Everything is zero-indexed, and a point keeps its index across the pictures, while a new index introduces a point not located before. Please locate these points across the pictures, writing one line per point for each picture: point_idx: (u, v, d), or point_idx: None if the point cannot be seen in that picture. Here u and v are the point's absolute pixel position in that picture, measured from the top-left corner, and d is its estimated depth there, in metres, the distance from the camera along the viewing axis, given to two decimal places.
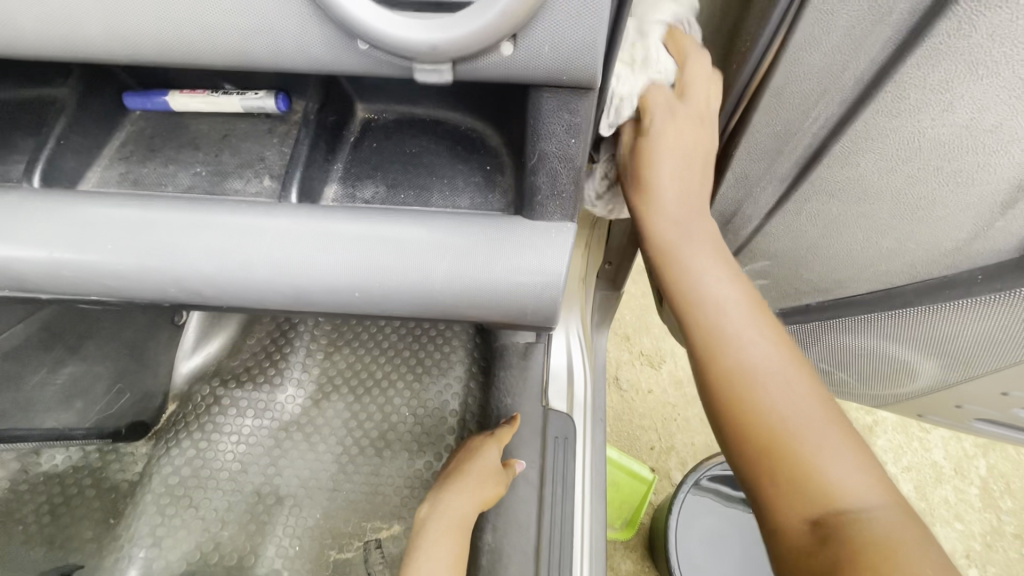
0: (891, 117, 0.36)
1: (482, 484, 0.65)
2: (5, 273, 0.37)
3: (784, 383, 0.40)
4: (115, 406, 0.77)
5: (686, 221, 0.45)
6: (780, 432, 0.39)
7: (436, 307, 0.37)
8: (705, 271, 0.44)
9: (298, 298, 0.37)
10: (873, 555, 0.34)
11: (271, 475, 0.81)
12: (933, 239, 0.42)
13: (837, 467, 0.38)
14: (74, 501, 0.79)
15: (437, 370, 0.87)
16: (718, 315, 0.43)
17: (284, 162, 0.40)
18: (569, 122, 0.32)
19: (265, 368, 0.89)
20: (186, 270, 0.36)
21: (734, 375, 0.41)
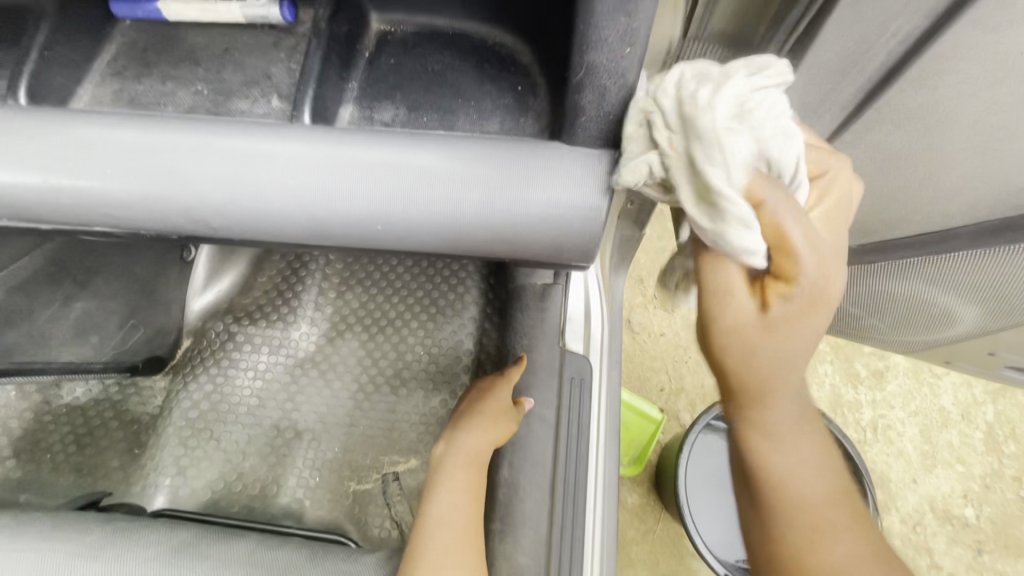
0: (987, 30, 0.31)
1: (495, 421, 0.66)
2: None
3: (820, 499, 0.40)
4: (132, 342, 0.76)
5: (777, 325, 0.38)
6: (811, 529, 0.40)
7: (462, 242, 0.34)
8: (788, 395, 0.40)
9: (312, 232, 0.34)
10: None
11: (289, 410, 0.82)
12: (1004, 175, 0.39)
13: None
14: (98, 432, 0.81)
15: (451, 310, 0.86)
16: (774, 424, 0.40)
17: (293, 80, 0.37)
18: (626, 26, 0.28)
19: (277, 306, 0.88)
20: (190, 198, 0.33)
21: (781, 482, 0.40)
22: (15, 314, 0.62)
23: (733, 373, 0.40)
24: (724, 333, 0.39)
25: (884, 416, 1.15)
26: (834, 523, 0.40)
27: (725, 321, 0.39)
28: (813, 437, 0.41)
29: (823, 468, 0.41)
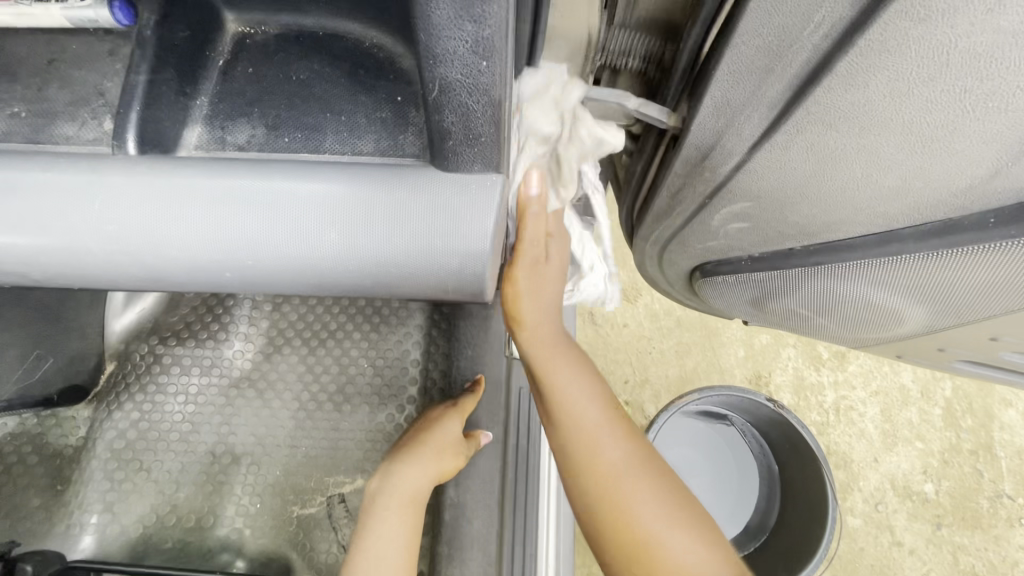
0: (916, 23, 0.27)
1: (439, 459, 0.61)
2: None
3: (664, 529, 0.49)
4: (39, 371, 0.69)
5: (553, 343, 0.55)
6: (605, 487, 0.51)
7: (342, 270, 0.33)
8: (590, 413, 0.53)
9: (178, 266, 0.33)
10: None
11: (224, 434, 0.77)
12: (946, 178, 0.35)
13: (657, 527, 0.49)
14: (16, 469, 0.76)
15: (394, 320, 0.81)
16: (592, 440, 0.53)
17: (121, 95, 0.33)
18: (474, 36, 0.27)
19: (207, 324, 0.82)
20: (32, 237, 0.31)
21: (594, 473, 0.52)
22: None
23: (569, 451, 0.54)
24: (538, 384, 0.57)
25: (846, 397, 1.15)
26: (625, 491, 0.51)
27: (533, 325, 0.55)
28: (623, 446, 0.53)
29: (638, 460, 0.52)
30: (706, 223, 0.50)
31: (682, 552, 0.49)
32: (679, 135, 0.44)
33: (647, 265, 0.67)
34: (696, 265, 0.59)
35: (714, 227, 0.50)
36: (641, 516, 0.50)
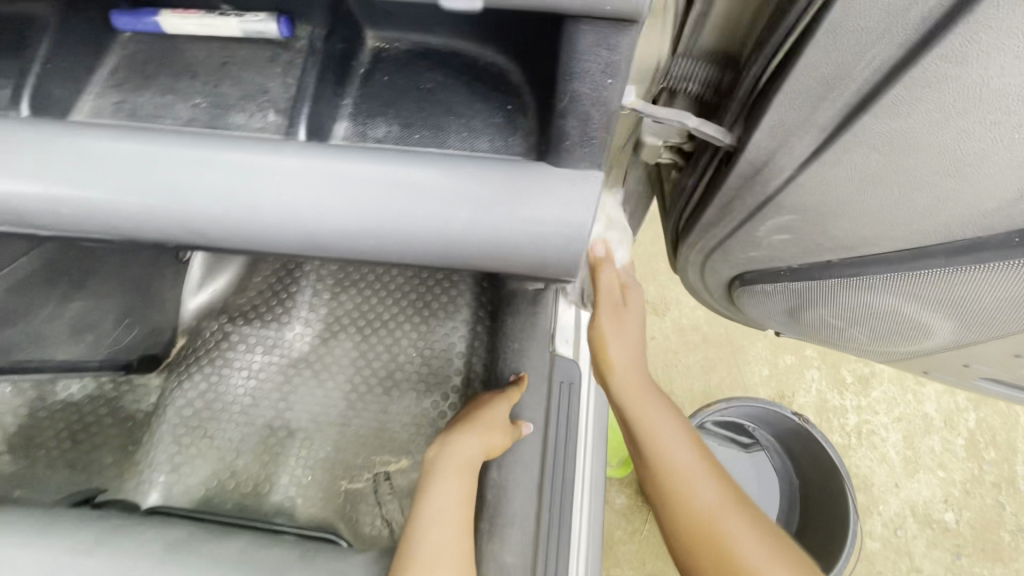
0: (955, 64, 0.33)
1: (491, 433, 0.67)
2: (8, 210, 0.35)
3: (751, 550, 0.53)
4: (122, 341, 0.76)
5: (650, 389, 0.62)
6: (710, 527, 0.55)
7: (465, 244, 0.35)
8: (690, 460, 0.58)
9: (320, 243, 0.36)
10: (719, 559, 0.54)
11: (282, 409, 0.84)
12: (976, 200, 0.40)
13: (746, 544, 0.54)
14: (92, 428, 0.83)
15: (444, 313, 0.87)
16: (690, 477, 0.57)
17: (292, 95, 0.37)
18: (607, 59, 0.30)
19: (272, 307, 0.89)
20: (191, 206, 0.34)
21: (697, 518, 0.56)
22: (14, 313, 0.61)
23: (672, 486, 0.58)
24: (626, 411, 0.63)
25: (868, 421, 1.17)
26: (716, 508, 0.56)
27: (620, 355, 0.63)
28: (721, 489, 0.57)
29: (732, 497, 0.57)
30: (752, 233, 0.55)
31: (755, 552, 0.53)
32: (735, 151, 0.47)
33: (687, 273, 0.72)
34: (736, 273, 0.64)
35: (758, 236, 0.54)
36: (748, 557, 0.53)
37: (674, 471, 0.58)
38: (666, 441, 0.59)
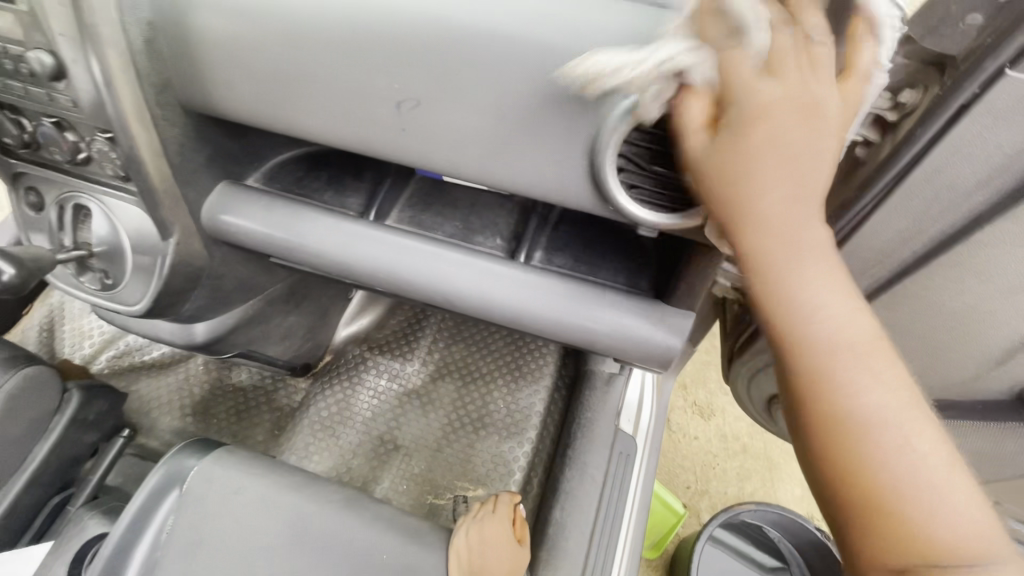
0: (924, 287, 0.55)
1: (511, 554, 0.72)
2: (347, 268, 0.62)
3: (942, 506, 0.32)
4: (300, 349, 0.98)
5: (793, 249, 0.35)
6: (859, 424, 0.34)
7: (602, 338, 0.58)
8: (876, 402, 0.34)
9: (515, 317, 0.60)
10: (880, 514, 0.33)
11: (393, 427, 1.06)
12: (948, 373, 0.62)
13: (955, 527, 0.32)
14: (251, 410, 1.08)
15: (530, 377, 1.09)
16: (855, 394, 0.34)
17: (512, 231, 0.64)
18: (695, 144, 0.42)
19: (401, 345, 1.13)
20: (450, 285, 0.60)
21: (876, 482, 0.33)
22: (263, 318, 0.86)
23: (850, 477, 0.34)
24: (748, 132, 0.34)
25: None
26: (893, 410, 0.34)
27: (732, 175, 0.35)
28: (906, 392, 0.35)
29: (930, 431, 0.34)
30: None
31: (956, 528, 0.32)
32: None
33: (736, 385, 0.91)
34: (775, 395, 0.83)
35: None
36: (940, 522, 0.32)
37: (829, 396, 0.34)
38: (797, 281, 0.35)
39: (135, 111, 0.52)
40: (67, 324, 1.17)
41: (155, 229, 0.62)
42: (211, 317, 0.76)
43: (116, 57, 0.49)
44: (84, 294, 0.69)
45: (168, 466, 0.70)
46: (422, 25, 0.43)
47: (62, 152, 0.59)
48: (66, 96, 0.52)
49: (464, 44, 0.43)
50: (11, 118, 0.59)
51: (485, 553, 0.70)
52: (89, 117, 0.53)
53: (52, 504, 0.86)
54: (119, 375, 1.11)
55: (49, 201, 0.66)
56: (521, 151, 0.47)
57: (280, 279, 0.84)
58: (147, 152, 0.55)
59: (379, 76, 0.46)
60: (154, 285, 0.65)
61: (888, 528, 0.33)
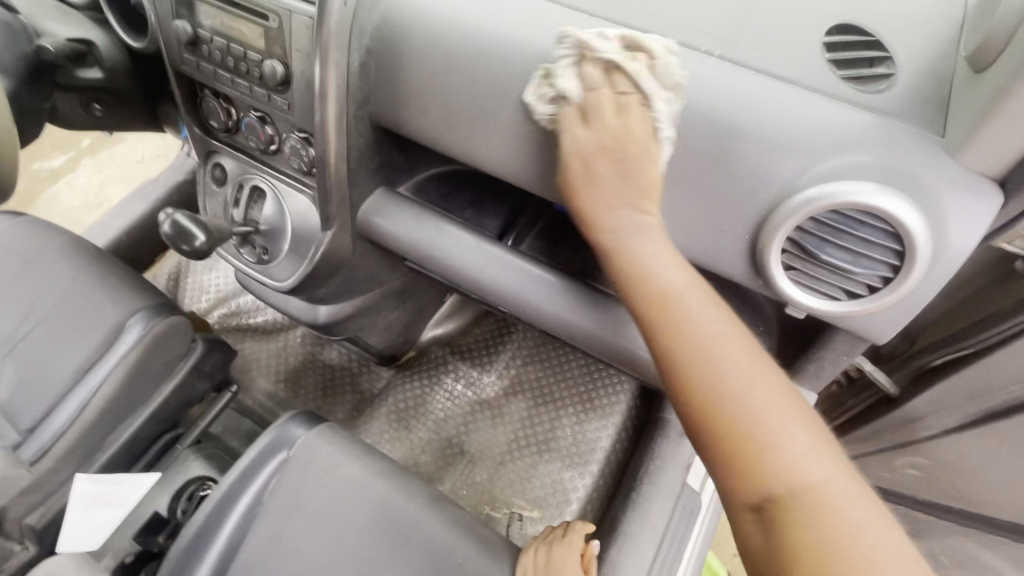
0: None
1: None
2: (479, 285, 0.68)
3: (781, 425, 0.39)
4: (393, 342, 1.03)
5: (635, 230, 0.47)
6: (693, 351, 0.42)
7: None
8: (695, 309, 0.44)
9: (629, 361, 0.63)
10: (734, 441, 0.40)
11: (462, 433, 1.10)
12: None
13: (796, 450, 0.39)
14: (336, 388, 1.16)
15: (602, 412, 1.10)
16: (698, 326, 0.43)
17: None
18: (866, 234, 0.42)
19: (481, 354, 1.17)
20: (576, 322, 0.63)
21: (682, 356, 0.43)
22: (376, 310, 0.93)
23: (700, 410, 0.42)
24: (601, 168, 0.47)
25: None
26: (719, 339, 0.42)
27: (598, 209, 0.48)
28: (726, 329, 0.43)
29: (732, 321, 0.44)
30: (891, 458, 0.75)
31: (801, 448, 0.39)
32: (896, 398, 0.69)
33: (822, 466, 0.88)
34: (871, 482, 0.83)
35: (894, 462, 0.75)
36: (792, 456, 0.39)
37: (675, 336, 0.43)
38: (644, 256, 0.46)
39: (336, 121, 0.59)
40: (190, 277, 1.30)
41: (318, 219, 0.69)
42: (336, 301, 0.83)
43: (335, 75, 0.56)
44: (239, 263, 0.77)
45: (276, 430, 0.77)
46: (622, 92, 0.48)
47: (258, 141, 0.68)
48: (282, 99, 0.60)
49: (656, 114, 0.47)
50: (223, 107, 0.68)
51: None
52: (295, 119, 0.61)
53: (164, 440, 0.95)
54: (228, 332, 1.22)
55: (230, 179, 0.75)
56: (680, 216, 0.51)
57: (398, 278, 0.91)
58: (334, 155, 0.62)
59: (565, 130, 0.51)
60: (304, 268, 0.72)
61: (745, 452, 0.39)
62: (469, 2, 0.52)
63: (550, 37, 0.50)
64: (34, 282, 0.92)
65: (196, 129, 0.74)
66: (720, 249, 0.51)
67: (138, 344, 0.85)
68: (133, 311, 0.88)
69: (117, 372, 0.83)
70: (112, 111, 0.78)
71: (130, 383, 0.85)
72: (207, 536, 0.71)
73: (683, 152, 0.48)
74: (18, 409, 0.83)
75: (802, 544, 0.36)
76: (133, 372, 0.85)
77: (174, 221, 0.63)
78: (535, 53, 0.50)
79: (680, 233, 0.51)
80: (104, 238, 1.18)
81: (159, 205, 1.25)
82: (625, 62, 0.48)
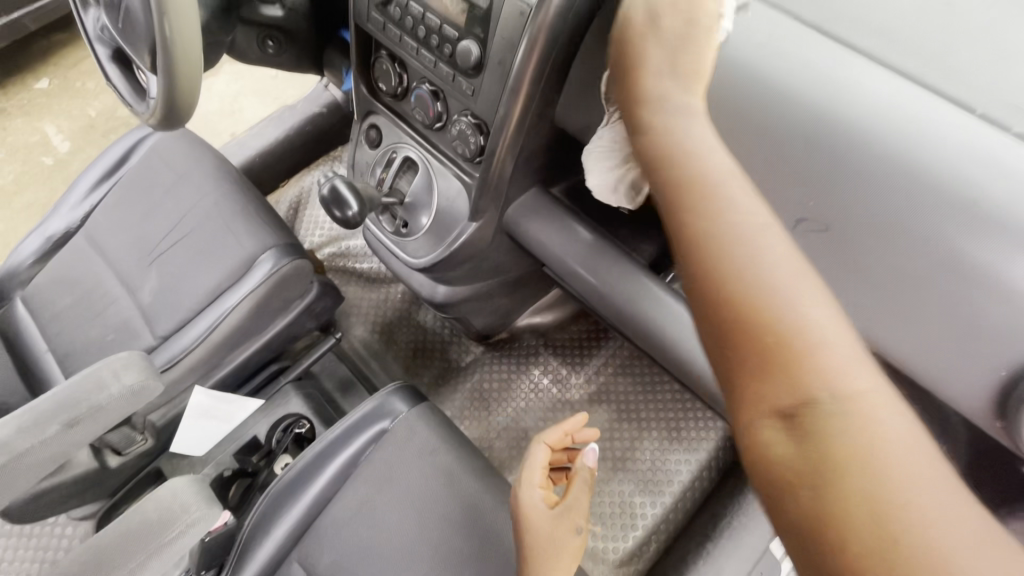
0: None
1: (554, 525, 0.62)
2: (619, 318, 0.64)
3: (811, 326, 0.32)
4: (495, 325, 1.02)
5: (671, 108, 0.42)
6: (719, 229, 0.36)
7: None
8: (736, 202, 0.37)
9: None
10: (770, 358, 0.32)
11: (540, 427, 1.09)
12: None
13: (846, 374, 0.31)
14: (426, 352, 1.17)
15: (687, 444, 1.05)
16: (728, 216, 0.36)
17: None
18: None
19: (574, 353, 1.14)
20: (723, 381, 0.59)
21: (738, 302, 0.34)
22: (492, 298, 0.92)
23: (729, 316, 0.34)
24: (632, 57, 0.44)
25: None
26: (746, 228, 0.35)
27: (640, 102, 0.43)
28: (787, 246, 0.35)
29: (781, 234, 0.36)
30: None
31: (856, 370, 0.31)
32: None
33: None
34: None
35: None
36: (841, 375, 0.31)
37: (706, 219, 0.36)
38: (685, 126, 0.41)
39: (520, 116, 0.55)
40: (308, 210, 1.34)
41: (468, 208, 0.67)
42: (458, 285, 0.82)
43: (534, 67, 0.51)
44: (377, 229, 0.76)
45: (380, 399, 0.79)
46: (883, 167, 0.42)
47: (425, 116, 0.64)
48: (468, 82, 0.57)
49: (920, 204, 0.41)
50: (397, 72, 0.64)
51: (534, 527, 0.61)
52: (475, 106, 0.58)
53: (271, 369, 1.02)
54: (335, 272, 1.26)
55: (383, 144, 0.73)
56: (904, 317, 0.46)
57: (519, 271, 0.88)
58: (505, 149, 0.58)
59: (795, 195, 0.47)
60: (440, 253, 0.70)
61: (781, 358, 0.32)
62: (721, 26, 0.47)
63: (812, 85, 0.44)
64: (183, 197, 0.97)
65: (362, 88, 0.72)
66: (947, 358, 0.46)
67: (265, 280, 0.88)
68: (266, 247, 0.91)
69: (246, 302, 0.87)
70: (284, 50, 0.78)
71: (253, 315, 0.89)
72: (300, 485, 0.74)
73: (938, 258, 0.42)
74: (157, 314, 0.90)
75: (853, 505, 0.27)
76: (258, 305, 0.89)
77: (331, 186, 0.63)
78: (787, 98, 0.45)
79: (896, 332, 0.47)
80: (241, 158, 1.23)
81: (294, 135, 1.28)
82: (901, 132, 0.41)
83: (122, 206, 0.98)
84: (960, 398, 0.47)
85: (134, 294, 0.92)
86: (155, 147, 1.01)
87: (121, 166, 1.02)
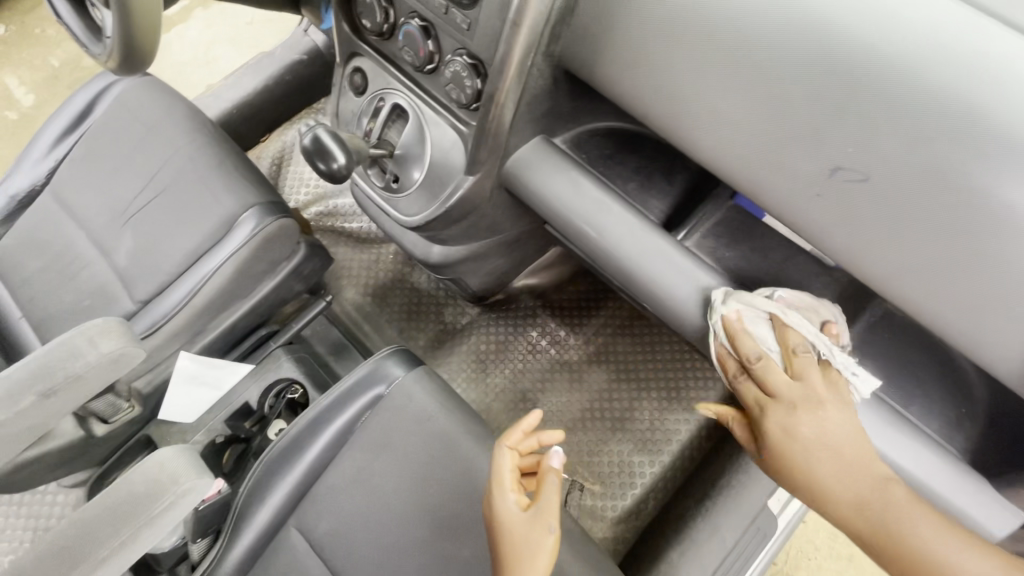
0: None
1: (527, 529, 0.56)
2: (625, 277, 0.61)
3: (897, 500, 0.46)
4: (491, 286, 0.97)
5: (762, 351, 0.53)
6: (809, 439, 0.48)
7: None
8: (832, 420, 0.48)
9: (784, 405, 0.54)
10: (875, 532, 0.46)
11: (538, 389, 1.07)
12: None
13: (932, 537, 0.44)
14: (420, 314, 1.13)
15: (686, 404, 1.04)
16: (815, 421, 0.48)
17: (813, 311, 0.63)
18: None
19: (573, 314, 1.11)
20: None
21: (843, 501, 0.47)
22: (490, 257, 0.87)
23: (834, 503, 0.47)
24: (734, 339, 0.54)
25: None
26: (828, 427, 0.48)
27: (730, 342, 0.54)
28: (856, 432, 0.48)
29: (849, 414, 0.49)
30: None
31: (930, 531, 0.44)
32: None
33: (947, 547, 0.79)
34: None
35: None
36: (932, 541, 0.44)
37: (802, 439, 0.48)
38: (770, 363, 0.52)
39: (523, 52, 0.50)
40: (292, 167, 1.27)
41: (464, 159, 0.62)
42: (454, 244, 0.77)
43: None
44: (366, 184, 0.71)
45: (374, 363, 0.76)
46: (933, 106, 0.39)
47: (415, 56, 0.58)
48: (463, 15, 0.52)
49: (968, 147, 0.39)
50: (382, 6, 0.58)
51: (510, 534, 0.56)
52: (472, 43, 0.53)
53: (260, 333, 0.98)
54: (324, 232, 1.20)
55: (369, 90, 0.67)
56: (937, 273, 0.44)
57: (518, 230, 0.84)
58: (506, 92, 0.53)
59: (829, 141, 0.45)
60: (433, 209, 0.65)
61: (880, 535, 0.45)
62: None
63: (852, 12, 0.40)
64: (156, 152, 0.90)
65: (343, 25, 0.65)
66: (982, 318, 0.44)
67: (249, 240, 0.83)
68: (248, 205, 0.85)
69: (230, 262, 0.82)
70: None
71: (238, 278, 0.84)
72: (294, 451, 0.72)
73: (983, 206, 0.40)
74: (134, 277, 0.85)
75: None
76: (243, 266, 0.84)
77: (314, 135, 0.57)
78: (829, 30, 0.41)
79: (927, 291, 0.45)
80: (217, 109, 1.15)
81: (273, 84, 1.19)
82: (948, 64, 0.38)
83: (90, 162, 0.91)
84: (996, 360, 0.45)
85: (109, 257, 0.87)
86: (121, 97, 0.93)
87: (85, 117, 0.94)
